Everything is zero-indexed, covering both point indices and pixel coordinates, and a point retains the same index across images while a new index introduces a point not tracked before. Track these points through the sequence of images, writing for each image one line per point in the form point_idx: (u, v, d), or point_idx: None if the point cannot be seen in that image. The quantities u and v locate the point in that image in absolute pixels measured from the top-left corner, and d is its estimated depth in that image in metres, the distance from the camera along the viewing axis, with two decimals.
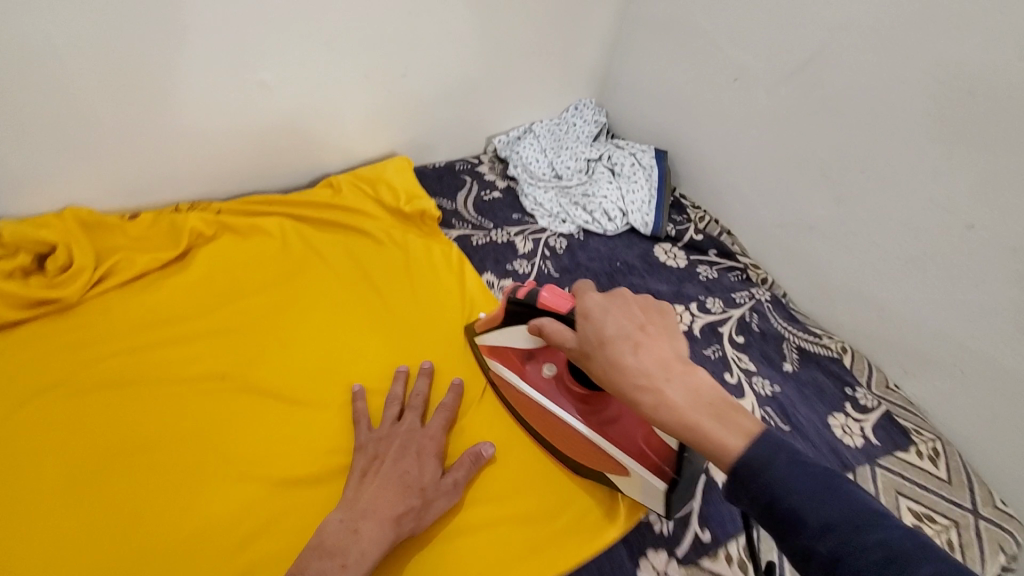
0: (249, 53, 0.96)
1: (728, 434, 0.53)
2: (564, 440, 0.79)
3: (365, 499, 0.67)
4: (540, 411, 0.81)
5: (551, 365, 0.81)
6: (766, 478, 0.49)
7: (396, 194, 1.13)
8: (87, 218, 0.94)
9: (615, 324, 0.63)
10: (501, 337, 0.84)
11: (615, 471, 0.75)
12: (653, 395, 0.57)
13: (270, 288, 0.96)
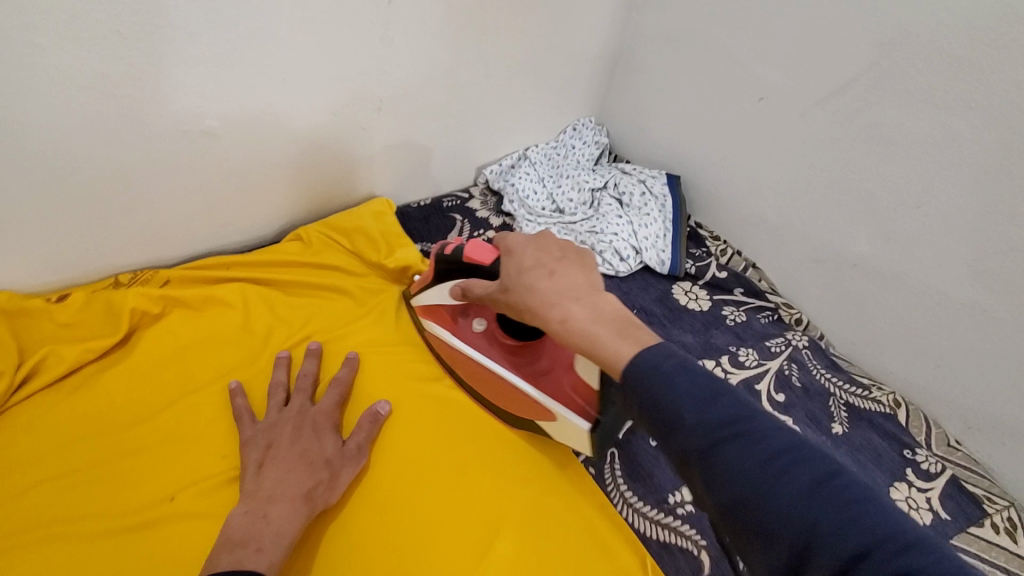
0: (194, 99, 0.80)
1: (625, 345, 0.48)
2: (500, 397, 0.77)
3: (266, 486, 0.63)
4: (474, 367, 0.79)
5: (481, 321, 0.79)
6: (662, 387, 0.43)
7: (375, 245, 0.98)
8: (3, 306, 0.78)
9: (531, 256, 0.59)
10: (433, 297, 0.81)
11: (548, 421, 0.72)
12: (555, 312, 0.53)
13: (230, 375, 0.81)
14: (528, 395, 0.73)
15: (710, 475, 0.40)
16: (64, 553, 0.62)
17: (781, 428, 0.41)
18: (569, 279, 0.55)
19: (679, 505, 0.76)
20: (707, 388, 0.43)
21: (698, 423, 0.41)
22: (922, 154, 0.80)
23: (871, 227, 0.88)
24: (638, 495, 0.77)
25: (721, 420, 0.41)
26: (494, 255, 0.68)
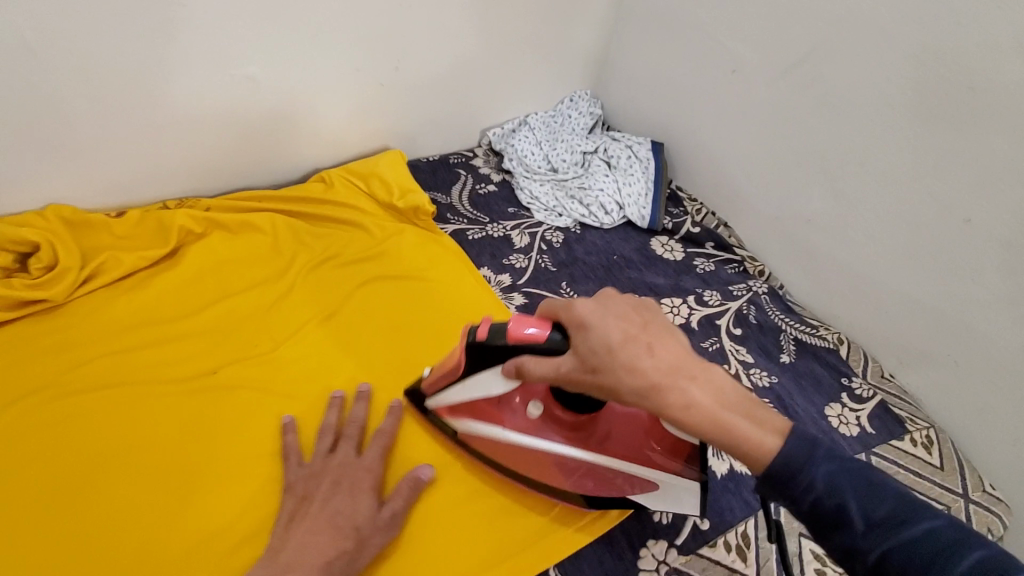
0: (240, 47, 0.94)
1: (760, 431, 0.52)
2: (580, 476, 0.71)
3: (289, 550, 0.62)
4: (541, 457, 0.71)
5: (535, 404, 0.69)
6: (822, 485, 0.48)
7: (388, 188, 1.11)
8: (70, 216, 0.91)
9: (618, 331, 0.56)
10: (463, 392, 0.70)
11: (645, 487, 0.70)
12: (682, 396, 0.53)
13: (260, 286, 0.94)
14: (620, 471, 0.68)
15: (886, 570, 0.45)
16: (131, 405, 0.78)
17: (940, 518, 0.46)
18: (676, 356, 0.55)
19: None
20: (866, 480, 0.48)
21: (869, 523, 0.46)
22: (865, 119, 0.92)
23: (824, 186, 1.01)
24: None
25: (883, 514, 0.46)
26: (550, 327, 0.60)
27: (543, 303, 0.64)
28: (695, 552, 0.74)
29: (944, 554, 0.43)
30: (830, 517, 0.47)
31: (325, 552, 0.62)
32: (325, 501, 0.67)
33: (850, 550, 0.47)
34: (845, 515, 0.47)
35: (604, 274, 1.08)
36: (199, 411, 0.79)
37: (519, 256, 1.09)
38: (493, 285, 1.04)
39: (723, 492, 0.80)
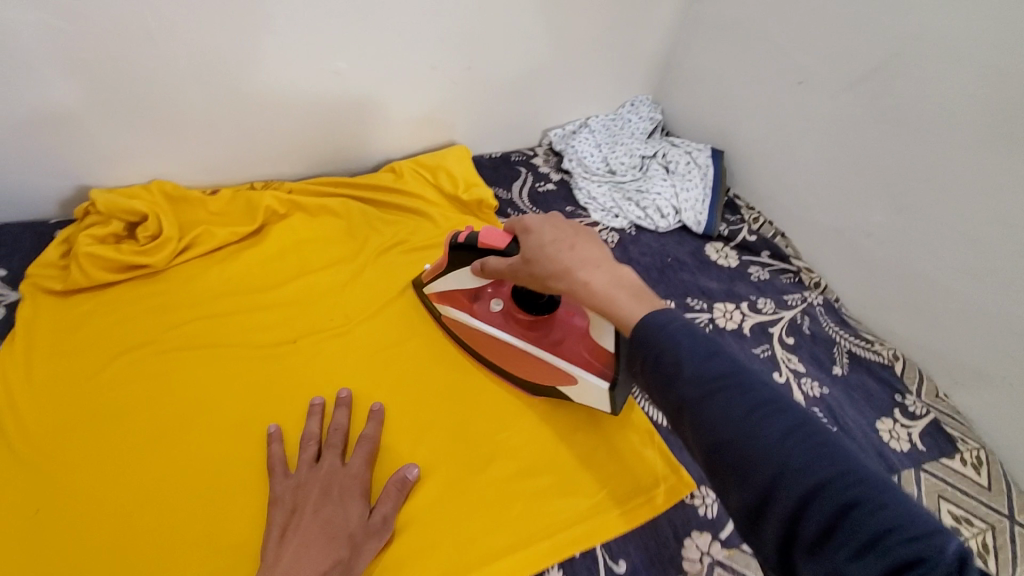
0: (327, 43, 1.01)
1: (637, 306, 0.57)
2: (522, 366, 0.86)
3: (284, 563, 0.60)
4: (494, 344, 0.86)
5: (499, 300, 0.87)
6: (671, 354, 0.51)
7: (454, 181, 1.17)
8: (171, 191, 1.00)
9: (551, 232, 0.65)
10: (449, 283, 0.89)
11: (570, 382, 0.82)
12: (580, 278, 0.61)
13: (332, 266, 1.01)
14: (550, 361, 0.82)
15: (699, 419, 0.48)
16: (221, 365, 0.85)
17: (767, 390, 0.48)
18: (590, 251, 0.62)
19: None
20: (706, 349, 0.50)
21: (697, 382, 0.49)
22: (934, 135, 0.92)
23: (886, 201, 1.00)
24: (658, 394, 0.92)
25: (713, 377, 0.49)
26: (507, 239, 0.74)
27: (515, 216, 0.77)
28: (739, 548, 0.76)
29: (759, 414, 0.46)
30: (665, 374, 0.50)
31: (323, 561, 0.61)
32: (312, 508, 0.67)
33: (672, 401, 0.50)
34: (676, 372, 0.49)
35: (659, 276, 1.10)
36: (286, 378, 0.86)
37: None
38: None
39: None
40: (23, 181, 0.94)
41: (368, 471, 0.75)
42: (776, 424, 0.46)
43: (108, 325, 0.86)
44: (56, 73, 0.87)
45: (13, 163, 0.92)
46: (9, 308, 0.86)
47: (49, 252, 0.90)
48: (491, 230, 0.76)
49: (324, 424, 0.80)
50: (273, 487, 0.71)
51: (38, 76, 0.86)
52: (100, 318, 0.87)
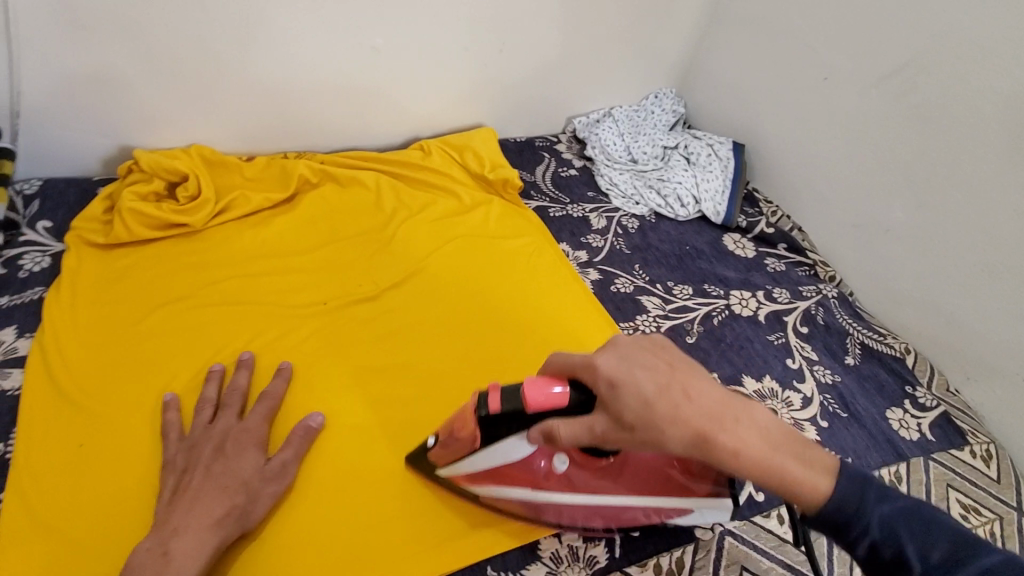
0: (367, 18, 1.04)
1: (814, 476, 0.49)
2: (606, 521, 0.70)
3: (176, 516, 0.62)
4: (569, 510, 0.69)
5: (561, 459, 0.65)
6: (876, 526, 0.46)
7: (480, 161, 1.19)
8: (209, 156, 1.03)
9: (650, 383, 0.52)
10: (483, 461, 0.65)
11: (685, 514, 0.70)
12: (727, 442, 0.50)
13: (361, 234, 1.04)
14: (654, 507, 0.68)
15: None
16: (256, 320, 0.89)
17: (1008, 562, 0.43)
18: (712, 401, 0.52)
19: None
20: (922, 520, 0.46)
21: (927, 565, 0.43)
22: (957, 132, 0.94)
23: (906, 198, 1.03)
24: None
25: (949, 559, 0.43)
26: (566, 398, 0.56)
27: (549, 358, 0.60)
28: (749, 520, 0.79)
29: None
30: (891, 562, 0.45)
31: (213, 509, 0.63)
32: (199, 464, 0.67)
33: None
34: (903, 559, 0.44)
35: (677, 262, 1.12)
36: (222, 335, 0.86)
37: (596, 236, 1.15)
38: (570, 258, 1.10)
39: None
40: (71, 138, 0.98)
41: (268, 426, 0.75)
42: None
43: (148, 277, 0.90)
44: (110, 36, 0.90)
45: (63, 121, 0.96)
46: (55, 257, 0.89)
47: (94, 207, 0.93)
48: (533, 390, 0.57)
49: (225, 387, 0.80)
50: (166, 446, 0.72)
51: (92, 36, 0.89)
52: (140, 271, 0.90)
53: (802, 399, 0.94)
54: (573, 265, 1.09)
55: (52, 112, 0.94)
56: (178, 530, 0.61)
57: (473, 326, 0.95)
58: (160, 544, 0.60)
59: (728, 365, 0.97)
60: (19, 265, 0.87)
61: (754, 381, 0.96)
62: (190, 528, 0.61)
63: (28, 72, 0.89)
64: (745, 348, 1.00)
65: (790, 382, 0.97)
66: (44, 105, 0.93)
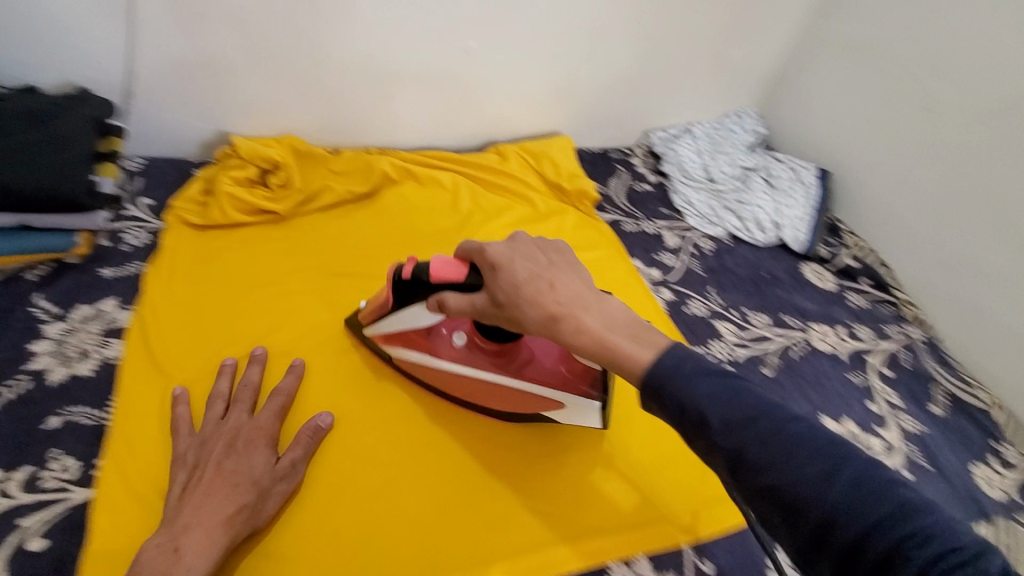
0: (463, 20, 1.04)
1: (641, 350, 0.53)
2: (497, 401, 0.79)
3: (186, 514, 0.60)
4: (464, 381, 0.79)
5: (461, 332, 0.79)
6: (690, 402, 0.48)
7: (558, 169, 1.18)
8: (299, 147, 1.06)
9: (523, 270, 0.61)
10: (395, 321, 0.77)
11: (558, 406, 0.77)
12: (575, 321, 0.57)
13: (440, 235, 1.06)
14: (529, 390, 0.77)
15: (741, 464, 0.45)
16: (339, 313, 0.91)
17: (798, 423, 0.46)
18: (572, 292, 0.59)
19: None
20: (725, 385, 0.48)
21: (725, 423, 0.46)
22: None
23: (1005, 238, 1.00)
24: None
25: (743, 415, 0.46)
26: (463, 268, 0.66)
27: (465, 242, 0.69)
28: None
29: (798, 450, 0.43)
30: (695, 422, 0.47)
31: (228, 509, 0.61)
32: (209, 461, 0.65)
33: (711, 452, 0.47)
34: (706, 419, 0.46)
35: (754, 289, 1.09)
36: (305, 324, 0.88)
37: (670, 255, 1.12)
38: (644, 275, 1.08)
39: None
40: (174, 120, 1.02)
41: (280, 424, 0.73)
42: (819, 460, 0.43)
43: (239, 262, 0.93)
44: (222, 24, 0.94)
45: (169, 104, 1.00)
46: (154, 234, 0.93)
47: (193, 189, 0.98)
48: (443, 263, 0.67)
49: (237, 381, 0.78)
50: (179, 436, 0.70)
51: (208, 24, 0.93)
52: (232, 255, 0.94)
53: (884, 446, 0.90)
54: (646, 283, 1.06)
55: (160, 93, 0.98)
56: (190, 526, 0.59)
57: None
58: (172, 543, 0.58)
59: (807, 403, 0.93)
60: (122, 239, 0.91)
61: (834, 422, 0.91)
62: (202, 524, 0.59)
63: (143, 54, 0.93)
64: (825, 386, 0.96)
65: (871, 426, 0.92)
66: (155, 87, 0.97)
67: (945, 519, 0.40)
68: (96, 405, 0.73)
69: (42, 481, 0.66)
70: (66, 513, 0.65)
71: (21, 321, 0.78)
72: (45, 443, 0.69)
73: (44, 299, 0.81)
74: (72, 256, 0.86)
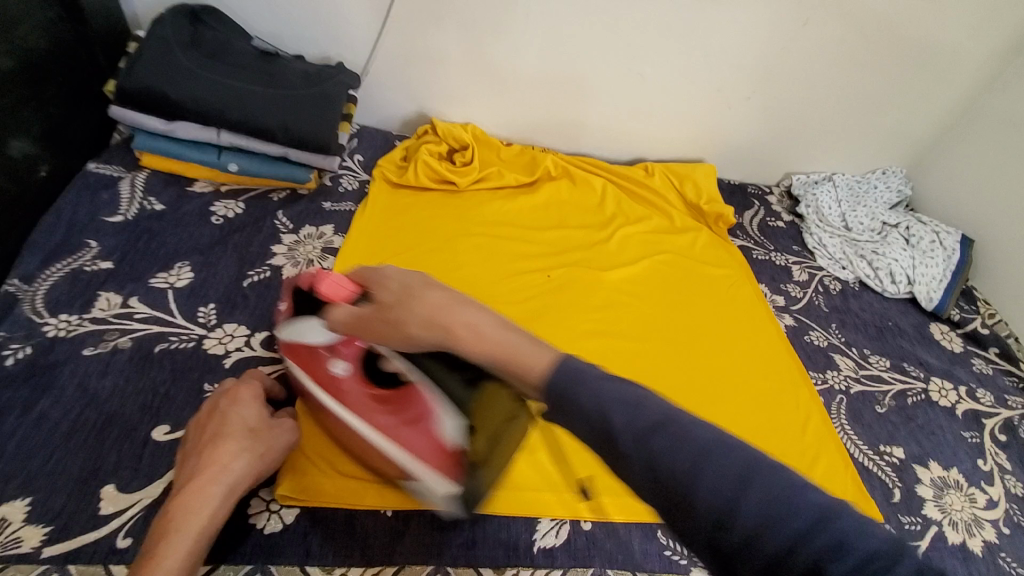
0: (641, 49, 1.19)
1: None
2: (371, 454, 0.70)
3: (184, 476, 0.62)
4: (338, 421, 0.71)
5: (336, 361, 0.69)
6: None
7: (698, 192, 1.28)
8: (480, 135, 1.26)
9: (415, 279, 0.57)
10: (292, 333, 0.71)
11: (417, 481, 0.65)
12: (462, 316, 0.51)
13: (586, 227, 1.19)
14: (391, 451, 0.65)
15: (656, 479, 0.40)
16: (504, 269, 1.06)
17: (711, 427, 0.42)
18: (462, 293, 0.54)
19: (887, 453, 0.92)
20: (629, 392, 0.43)
21: (633, 435, 0.41)
22: None
23: None
24: (856, 432, 0.95)
25: (648, 424, 0.42)
26: (355, 290, 0.66)
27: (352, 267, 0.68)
28: None
29: (707, 458, 0.40)
30: (600, 436, 0.42)
31: (229, 456, 0.63)
32: (208, 419, 0.67)
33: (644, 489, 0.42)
34: (612, 433, 0.41)
35: (876, 334, 1.12)
36: (476, 271, 1.05)
37: (796, 287, 1.19)
38: (768, 299, 1.15)
39: (950, 555, 0.81)
40: (388, 98, 1.25)
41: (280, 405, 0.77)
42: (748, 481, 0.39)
43: (425, 215, 1.12)
44: (449, 26, 1.14)
45: (391, 86, 1.23)
46: (362, 183, 1.15)
47: (397, 155, 1.20)
48: (328, 282, 0.66)
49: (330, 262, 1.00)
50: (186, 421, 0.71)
51: (438, 28, 1.15)
52: (420, 210, 1.13)
53: (987, 500, 0.89)
54: (771, 307, 1.13)
55: (386, 75, 1.21)
56: (197, 473, 0.61)
57: (676, 333, 1.04)
58: (173, 501, 0.59)
59: (916, 445, 0.94)
60: (340, 183, 1.13)
61: (940, 468, 0.92)
62: (202, 476, 0.61)
63: (384, 43, 1.16)
64: (935, 435, 0.96)
65: (979, 481, 0.91)
66: (386, 72, 1.21)
67: (854, 521, 0.38)
68: None
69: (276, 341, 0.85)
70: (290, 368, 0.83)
71: (267, 228, 1.01)
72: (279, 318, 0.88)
73: (284, 216, 1.03)
74: (304, 189, 1.09)
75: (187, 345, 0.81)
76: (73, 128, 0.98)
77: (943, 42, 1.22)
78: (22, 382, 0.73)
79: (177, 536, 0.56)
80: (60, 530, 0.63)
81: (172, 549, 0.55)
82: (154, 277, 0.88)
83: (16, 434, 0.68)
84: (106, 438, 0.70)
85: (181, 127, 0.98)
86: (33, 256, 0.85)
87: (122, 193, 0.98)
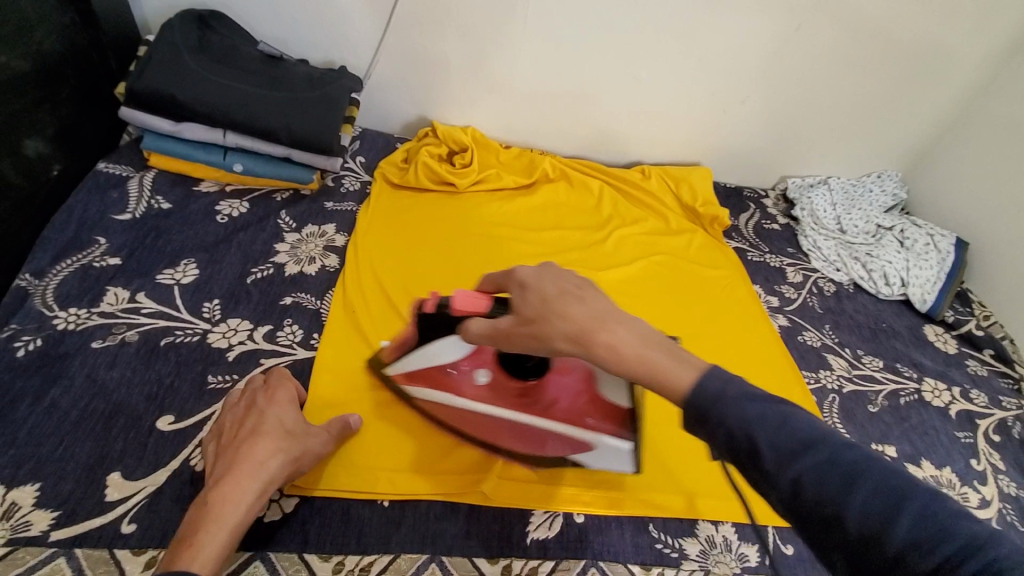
0: (637, 55, 1.21)
1: None
2: (532, 443, 0.78)
3: (221, 471, 0.64)
4: (491, 424, 0.78)
5: (481, 371, 0.77)
6: None
7: (694, 195, 1.30)
8: (480, 138, 1.28)
9: (552, 287, 0.56)
10: (418, 359, 0.78)
11: (587, 450, 0.76)
12: (606, 334, 0.52)
13: (582, 229, 1.20)
14: (561, 432, 0.75)
15: (799, 498, 0.41)
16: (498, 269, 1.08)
17: (856, 449, 0.42)
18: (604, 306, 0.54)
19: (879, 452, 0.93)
20: (774, 411, 0.44)
21: (777, 454, 0.42)
22: None
23: None
24: (848, 431, 0.96)
25: (785, 441, 0.42)
26: (490, 301, 0.68)
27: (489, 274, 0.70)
28: None
29: (857, 481, 0.40)
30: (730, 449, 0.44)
31: (265, 453, 0.65)
32: (244, 418, 0.70)
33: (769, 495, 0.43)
34: (757, 449, 0.42)
35: (870, 335, 1.14)
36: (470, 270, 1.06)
37: (791, 288, 1.20)
38: (762, 300, 1.17)
39: None
40: (391, 102, 1.28)
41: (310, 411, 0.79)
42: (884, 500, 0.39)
43: (423, 215, 1.14)
44: (450, 32, 1.17)
45: (393, 90, 1.26)
46: (364, 184, 1.18)
47: (398, 157, 1.22)
48: (464, 297, 0.69)
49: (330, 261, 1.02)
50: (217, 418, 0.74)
51: (439, 33, 1.17)
52: (418, 210, 1.15)
53: (980, 499, 0.90)
54: (764, 307, 1.15)
55: (389, 79, 1.24)
56: (234, 468, 0.64)
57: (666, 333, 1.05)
58: (209, 495, 0.62)
59: (908, 445, 0.95)
60: (342, 183, 1.16)
61: (933, 467, 0.93)
62: (239, 472, 0.63)
63: (387, 47, 1.19)
64: (928, 435, 0.97)
65: (971, 481, 0.92)
66: (388, 76, 1.23)
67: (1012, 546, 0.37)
68: (317, 295, 0.95)
69: (278, 336, 0.88)
70: (292, 362, 0.85)
71: (271, 227, 1.03)
72: (281, 313, 0.91)
73: (287, 215, 1.06)
74: (307, 189, 1.11)
75: (192, 339, 0.84)
76: (85, 130, 1.01)
77: (936, 47, 1.24)
78: (32, 372, 0.75)
79: (215, 527, 0.58)
80: (68, 514, 0.65)
81: (210, 539, 0.57)
82: (162, 274, 0.91)
83: (27, 422, 0.71)
84: (112, 427, 0.72)
85: (189, 128, 1.01)
86: (44, 252, 0.88)
87: (131, 193, 1.01)
